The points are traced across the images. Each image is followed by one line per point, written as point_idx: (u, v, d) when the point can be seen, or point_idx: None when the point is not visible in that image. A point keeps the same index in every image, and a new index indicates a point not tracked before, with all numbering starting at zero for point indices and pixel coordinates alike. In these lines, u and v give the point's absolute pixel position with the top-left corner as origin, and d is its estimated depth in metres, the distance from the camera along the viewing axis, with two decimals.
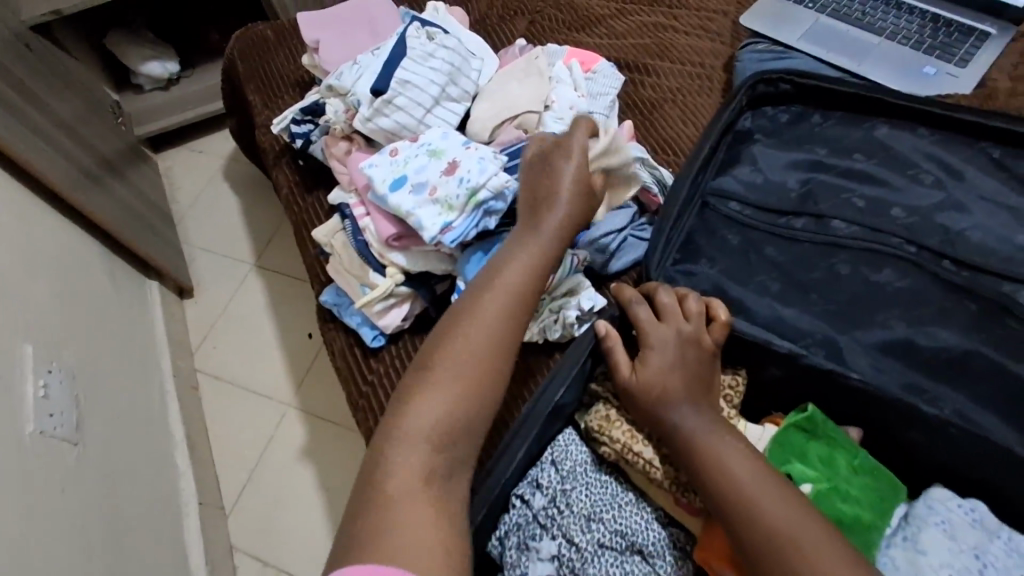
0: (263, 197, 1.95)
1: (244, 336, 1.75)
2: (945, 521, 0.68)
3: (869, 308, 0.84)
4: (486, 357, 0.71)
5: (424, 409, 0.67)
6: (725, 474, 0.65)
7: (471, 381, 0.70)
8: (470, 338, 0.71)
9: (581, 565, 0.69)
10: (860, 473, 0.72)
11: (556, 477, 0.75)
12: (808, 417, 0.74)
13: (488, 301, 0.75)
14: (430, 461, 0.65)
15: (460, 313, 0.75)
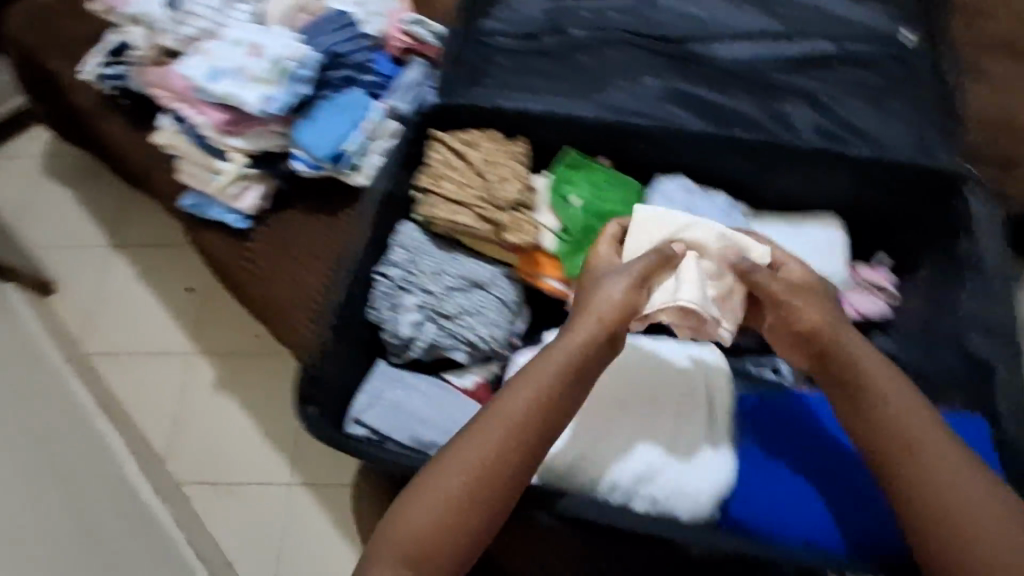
0: (98, 181, 1.94)
1: (126, 310, 1.80)
2: (668, 196, 0.96)
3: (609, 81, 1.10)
4: (543, 412, 0.68)
5: (472, 452, 0.67)
6: (873, 399, 0.66)
7: (513, 455, 0.67)
8: (520, 401, 0.68)
9: (439, 304, 0.92)
10: (614, 183, 0.98)
11: (404, 253, 0.94)
12: (568, 156, 0.98)
13: (553, 355, 0.70)
14: (463, 503, 0.66)
15: (528, 366, 0.71)
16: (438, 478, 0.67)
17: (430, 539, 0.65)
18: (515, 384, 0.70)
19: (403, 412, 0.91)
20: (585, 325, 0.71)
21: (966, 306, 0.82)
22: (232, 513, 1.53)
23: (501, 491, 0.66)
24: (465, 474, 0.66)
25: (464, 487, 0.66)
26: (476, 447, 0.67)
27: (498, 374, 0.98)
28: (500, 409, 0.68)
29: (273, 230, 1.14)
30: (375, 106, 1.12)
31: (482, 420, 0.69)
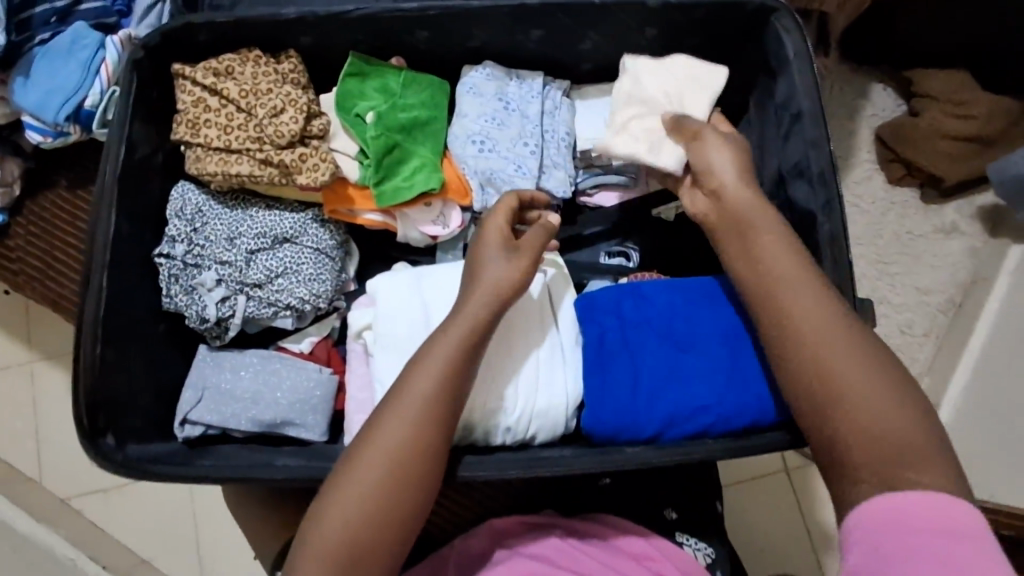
0: None
1: None
2: (474, 89, 0.84)
3: None
4: (447, 388, 0.65)
5: (377, 444, 0.63)
6: (755, 245, 0.67)
7: (424, 436, 0.64)
8: (424, 381, 0.65)
9: (243, 273, 0.80)
10: (410, 84, 0.84)
11: (186, 224, 0.80)
12: (351, 62, 0.81)
13: (449, 331, 0.67)
14: (375, 500, 0.62)
15: (425, 344, 0.67)
16: (348, 475, 0.63)
17: (348, 543, 0.61)
18: (414, 366, 0.66)
19: (238, 397, 0.81)
20: (480, 294, 0.68)
21: (790, 155, 0.77)
22: (130, 520, 1.30)
23: (419, 474, 0.64)
24: (374, 467, 0.63)
25: (382, 478, 0.63)
26: (381, 437, 0.64)
27: (340, 325, 0.89)
28: (404, 394, 0.65)
29: (41, 219, 0.97)
30: (103, 36, 0.89)
31: (384, 408, 0.65)
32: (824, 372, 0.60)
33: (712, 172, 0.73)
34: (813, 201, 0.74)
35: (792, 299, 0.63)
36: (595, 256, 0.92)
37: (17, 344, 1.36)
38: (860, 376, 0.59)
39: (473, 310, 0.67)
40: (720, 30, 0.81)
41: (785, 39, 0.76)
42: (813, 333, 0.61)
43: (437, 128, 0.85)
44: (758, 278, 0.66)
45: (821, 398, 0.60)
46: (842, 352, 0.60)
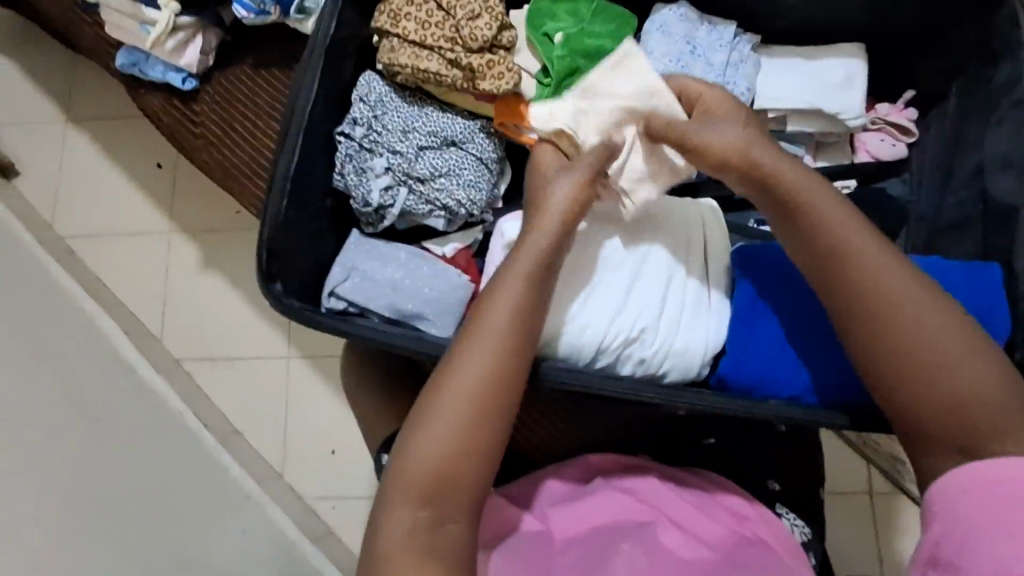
0: (17, 18, 1.55)
1: (81, 176, 1.51)
2: (662, 27, 0.84)
3: None
4: (516, 329, 0.64)
5: (455, 382, 0.62)
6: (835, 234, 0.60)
7: (499, 371, 0.63)
8: (496, 319, 0.64)
9: (410, 166, 0.83)
10: (601, 14, 0.85)
11: (367, 109, 0.83)
12: None
13: (508, 276, 0.65)
14: (459, 441, 0.61)
15: (489, 290, 0.65)
16: (432, 417, 0.61)
17: (434, 483, 0.60)
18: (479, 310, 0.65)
19: (383, 283, 0.85)
20: (532, 245, 0.66)
21: (995, 144, 0.73)
22: (231, 392, 1.41)
23: (497, 411, 0.62)
24: (455, 406, 0.61)
25: (463, 416, 0.61)
26: (457, 380, 0.62)
27: (482, 240, 0.91)
28: (477, 335, 0.63)
29: (228, 92, 1.04)
30: None
31: (458, 350, 0.63)
32: (920, 359, 0.56)
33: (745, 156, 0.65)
34: (1016, 194, 0.69)
35: (870, 273, 0.58)
36: (744, 221, 0.90)
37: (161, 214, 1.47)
38: (952, 350, 0.56)
39: (527, 258, 0.65)
40: (940, 5, 0.77)
41: (1022, 18, 0.71)
42: (899, 316, 0.57)
43: None
44: (839, 263, 0.60)
45: (909, 378, 0.56)
46: (932, 329, 0.56)
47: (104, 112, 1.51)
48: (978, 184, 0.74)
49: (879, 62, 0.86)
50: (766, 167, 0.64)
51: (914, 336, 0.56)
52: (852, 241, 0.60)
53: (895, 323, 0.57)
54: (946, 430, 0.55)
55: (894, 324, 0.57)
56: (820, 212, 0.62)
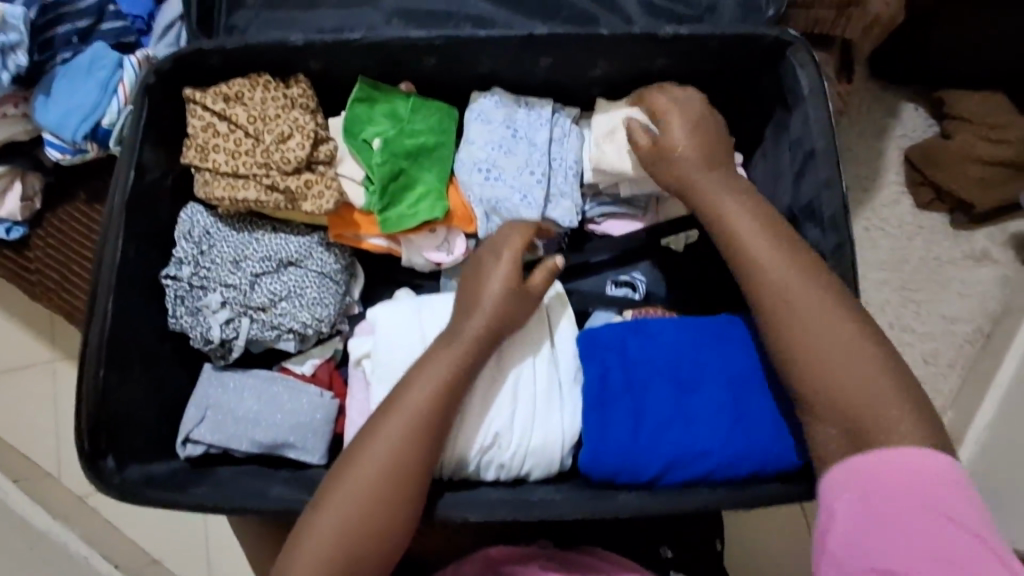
0: None
1: None
2: (481, 114, 0.84)
3: None
4: (434, 407, 0.67)
5: (372, 454, 0.65)
6: (744, 245, 0.67)
7: (411, 450, 0.65)
8: (416, 397, 0.67)
9: (246, 296, 0.81)
10: (419, 109, 0.84)
11: (191, 245, 0.81)
12: (362, 87, 0.82)
13: (441, 353, 0.69)
14: (367, 511, 0.64)
15: (421, 359, 0.69)
16: (343, 484, 0.65)
17: (337, 553, 0.63)
18: (404, 384, 0.68)
19: (240, 418, 0.82)
20: (469, 314, 0.70)
21: (806, 192, 0.75)
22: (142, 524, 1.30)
23: (406, 487, 0.65)
24: (366, 479, 0.64)
25: (374, 489, 0.64)
26: (370, 448, 0.65)
27: (343, 349, 0.89)
28: (397, 408, 0.66)
29: (60, 231, 0.99)
30: (121, 57, 0.91)
31: (378, 419, 0.66)
32: (841, 371, 0.61)
33: (701, 191, 0.71)
34: (824, 244, 0.72)
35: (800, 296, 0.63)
36: (601, 285, 0.91)
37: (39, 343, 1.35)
38: (843, 346, 0.61)
39: (471, 333, 0.69)
40: (735, 60, 0.79)
41: (801, 74, 0.75)
42: (801, 311, 0.63)
43: (444, 154, 0.85)
44: (744, 268, 0.67)
45: (836, 391, 0.61)
46: (827, 329, 0.62)
47: None
48: (793, 231, 0.76)
49: None
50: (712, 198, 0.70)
51: (812, 332, 0.62)
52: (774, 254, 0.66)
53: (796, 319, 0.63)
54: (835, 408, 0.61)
55: (819, 340, 0.62)
56: (742, 246, 0.67)
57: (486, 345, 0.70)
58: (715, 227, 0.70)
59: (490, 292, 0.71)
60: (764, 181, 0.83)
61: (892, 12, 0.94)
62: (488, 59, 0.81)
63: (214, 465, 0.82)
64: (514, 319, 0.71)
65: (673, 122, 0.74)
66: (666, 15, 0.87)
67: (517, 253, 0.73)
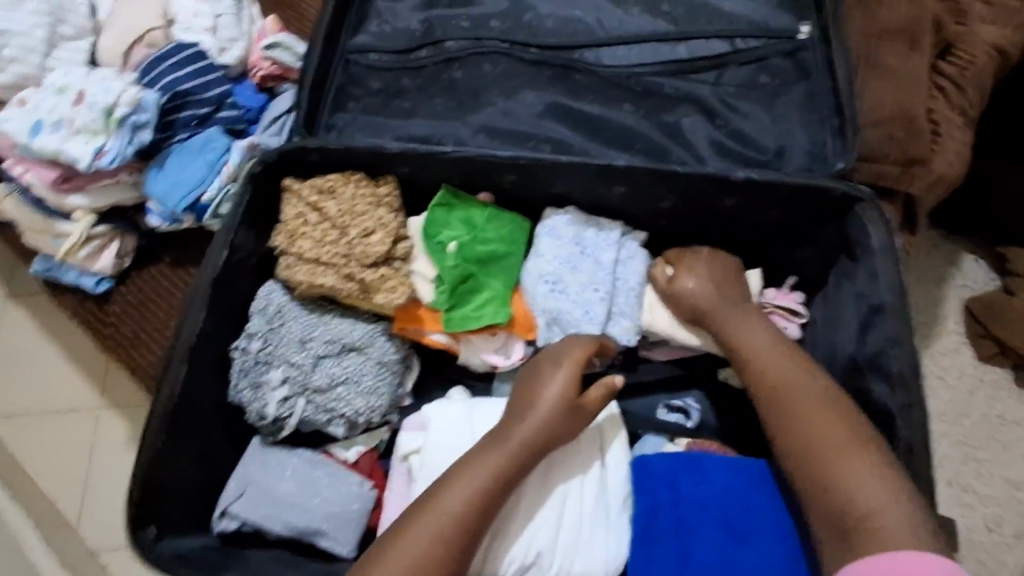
0: None
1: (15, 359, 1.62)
2: (552, 229, 0.88)
3: (480, 92, 1.01)
4: (468, 520, 0.65)
5: (400, 550, 0.63)
6: (780, 383, 0.70)
7: (440, 553, 0.63)
8: (459, 494, 0.66)
9: (306, 377, 0.83)
10: (495, 219, 0.89)
11: (264, 322, 0.84)
12: (445, 194, 0.88)
13: (485, 456, 0.68)
14: None
15: (463, 459, 0.69)
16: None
17: None
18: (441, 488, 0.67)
19: (278, 499, 0.81)
20: (518, 418, 0.70)
21: (871, 345, 0.76)
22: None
23: None
24: (392, 575, 0.62)
25: None
26: (400, 550, 0.63)
27: (389, 438, 0.89)
28: (435, 504, 0.65)
29: (141, 291, 1.04)
30: (230, 142, 1.00)
31: (416, 511, 0.65)
32: (860, 512, 0.61)
33: (750, 337, 0.76)
34: (892, 402, 0.72)
35: (822, 430, 0.66)
36: (652, 409, 0.89)
37: (91, 389, 1.57)
38: (848, 448, 0.64)
39: (517, 438, 0.69)
40: (803, 208, 0.82)
41: (871, 230, 0.77)
42: (805, 407, 0.68)
43: (513, 262, 0.88)
44: (758, 373, 0.73)
45: (851, 532, 0.60)
46: (829, 422, 0.66)
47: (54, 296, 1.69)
48: (857, 383, 0.76)
49: (763, 250, 0.90)
50: (748, 340, 0.76)
51: (817, 427, 0.66)
52: (802, 389, 0.69)
53: (801, 411, 0.68)
54: (822, 489, 0.63)
55: (834, 473, 0.63)
56: (774, 370, 0.72)
57: (528, 460, 0.69)
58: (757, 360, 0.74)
59: (545, 397, 0.71)
60: (825, 324, 0.84)
61: (955, 173, 0.97)
62: (564, 183, 0.86)
63: (246, 545, 0.82)
64: (565, 432, 0.70)
65: (692, 262, 0.84)
66: (733, 155, 0.95)
67: (575, 367, 0.73)
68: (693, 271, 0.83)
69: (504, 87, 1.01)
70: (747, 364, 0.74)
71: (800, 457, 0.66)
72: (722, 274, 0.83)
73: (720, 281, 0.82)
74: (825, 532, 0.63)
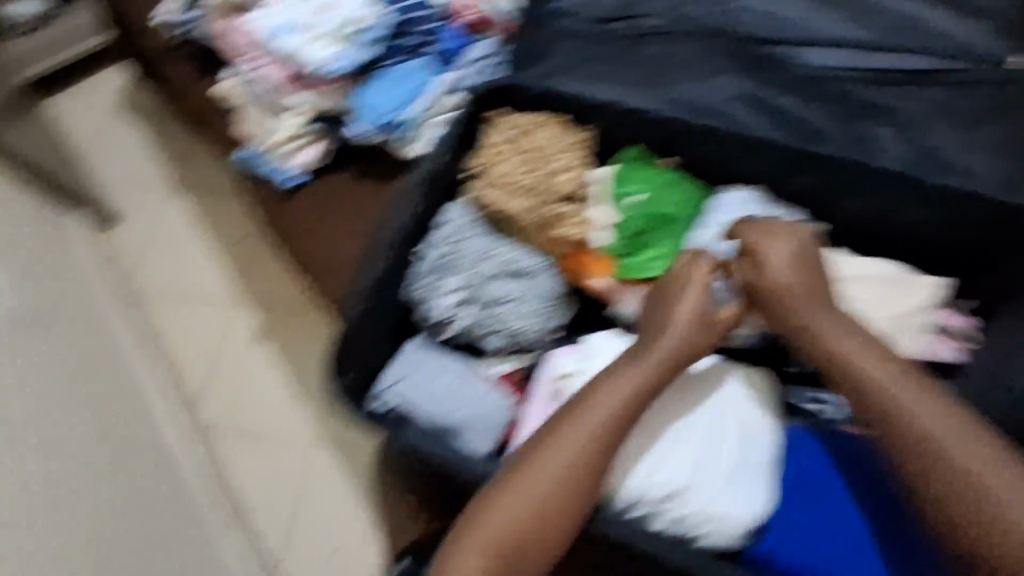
0: (167, 133, 1.95)
1: (173, 248, 1.83)
2: (726, 205, 0.93)
3: (674, 69, 1.05)
4: (583, 463, 0.70)
5: (523, 488, 0.69)
6: (880, 387, 0.69)
7: (561, 494, 0.69)
8: (569, 441, 0.70)
9: (476, 290, 0.90)
10: (672, 183, 0.95)
11: (448, 233, 0.93)
12: (631, 154, 0.96)
13: (591, 407, 0.72)
14: (520, 537, 0.67)
15: (567, 408, 0.73)
16: (485, 524, 0.68)
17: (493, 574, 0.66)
18: (515, 480, 0.70)
19: (430, 394, 0.88)
20: (625, 378, 0.74)
21: None
22: (249, 462, 1.60)
23: (554, 522, 0.68)
24: (519, 511, 0.68)
25: (524, 519, 0.68)
26: (495, 513, 0.68)
27: (534, 367, 0.94)
28: (548, 449, 0.70)
29: (325, 192, 1.14)
30: (435, 75, 1.11)
31: (530, 456, 0.70)
32: (989, 515, 0.61)
33: (829, 333, 0.75)
34: None
35: (939, 432, 0.65)
36: (791, 397, 0.90)
37: (228, 285, 1.77)
38: (970, 452, 0.64)
39: (622, 391, 0.72)
40: None
41: None
42: (913, 409, 0.67)
43: (683, 226, 0.94)
44: (851, 372, 0.72)
45: (980, 537, 0.61)
46: (944, 424, 0.66)
47: (211, 197, 1.87)
48: None
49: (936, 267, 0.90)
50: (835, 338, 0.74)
51: (932, 431, 0.66)
52: (906, 392, 0.69)
53: (913, 413, 0.67)
54: (940, 488, 0.64)
55: (959, 478, 0.63)
56: (870, 373, 0.71)
57: (612, 433, 0.71)
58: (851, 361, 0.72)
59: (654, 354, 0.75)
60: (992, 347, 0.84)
61: None
62: None
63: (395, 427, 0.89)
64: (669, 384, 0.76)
65: (774, 245, 0.81)
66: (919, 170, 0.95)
67: (700, 289, 0.79)
68: (775, 258, 0.80)
69: (698, 67, 1.04)
70: (831, 357, 0.73)
71: (912, 460, 0.66)
72: (808, 272, 0.79)
73: (814, 284, 0.79)
74: (952, 533, 0.63)
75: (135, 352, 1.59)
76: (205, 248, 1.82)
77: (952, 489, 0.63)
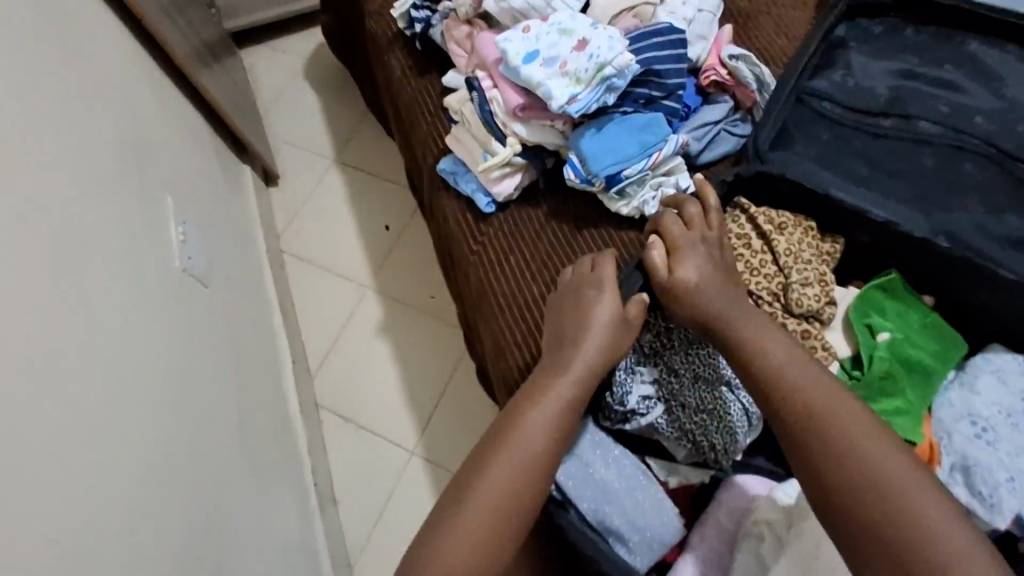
0: (343, 108, 2.00)
1: (324, 219, 1.85)
2: (998, 369, 0.81)
3: (948, 191, 0.92)
4: (542, 441, 0.74)
5: (491, 471, 0.72)
6: (834, 415, 0.66)
7: (523, 473, 0.72)
8: (530, 423, 0.75)
9: (679, 390, 0.83)
10: (930, 328, 0.85)
11: (661, 318, 0.87)
12: (890, 281, 0.87)
13: (546, 389, 0.77)
14: (489, 523, 0.69)
15: (520, 396, 0.78)
16: (457, 508, 0.70)
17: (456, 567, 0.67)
18: (468, 483, 0.72)
19: (603, 488, 0.81)
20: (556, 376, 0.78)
21: None
22: (350, 452, 1.58)
23: (521, 500, 0.71)
24: (483, 491, 0.71)
25: (490, 499, 0.70)
26: (467, 494, 0.71)
27: (707, 482, 0.86)
28: (511, 432, 0.74)
29: (519, 224, 1.07)
30: (670, 133, 1.00)
31: (494, 439, 0.74)
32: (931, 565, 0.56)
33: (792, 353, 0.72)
34: None
35: (890, 474, 0.61)
36: None
37: (369, 269, 1.78)
38: (917, 502, 0.60)
39: (556, 384, 0.77)
40: None
41: None
42: (862, 444, 0.64)
43: (936, 381, 0.81)
44: (799, 394, 0.68)
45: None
46: (893, 464, 0.62)
47: (370, 181, 1.89)
48: None
49: None
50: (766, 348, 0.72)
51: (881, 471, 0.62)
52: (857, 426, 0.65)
53: (858, 450, 0.63)
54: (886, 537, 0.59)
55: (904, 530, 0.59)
56: (816, 397, 0.68)
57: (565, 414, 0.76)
58: (794, 380, 0.69)
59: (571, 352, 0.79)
60: None
61: None
62: None
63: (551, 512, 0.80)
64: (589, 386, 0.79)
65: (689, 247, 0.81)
66: None
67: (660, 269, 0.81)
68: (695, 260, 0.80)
69: (980, 193, 0.91)
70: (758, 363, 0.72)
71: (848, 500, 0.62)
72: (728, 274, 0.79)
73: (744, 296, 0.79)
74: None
75: (274, 316, 1.61)
76: (353, 227, 1.83)
77: (882, 504, 0.59)
